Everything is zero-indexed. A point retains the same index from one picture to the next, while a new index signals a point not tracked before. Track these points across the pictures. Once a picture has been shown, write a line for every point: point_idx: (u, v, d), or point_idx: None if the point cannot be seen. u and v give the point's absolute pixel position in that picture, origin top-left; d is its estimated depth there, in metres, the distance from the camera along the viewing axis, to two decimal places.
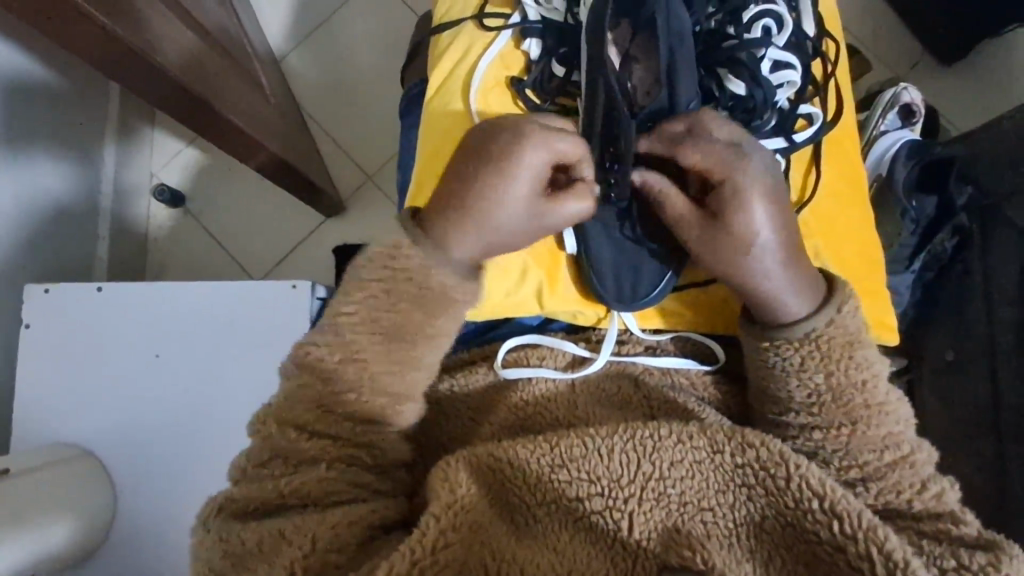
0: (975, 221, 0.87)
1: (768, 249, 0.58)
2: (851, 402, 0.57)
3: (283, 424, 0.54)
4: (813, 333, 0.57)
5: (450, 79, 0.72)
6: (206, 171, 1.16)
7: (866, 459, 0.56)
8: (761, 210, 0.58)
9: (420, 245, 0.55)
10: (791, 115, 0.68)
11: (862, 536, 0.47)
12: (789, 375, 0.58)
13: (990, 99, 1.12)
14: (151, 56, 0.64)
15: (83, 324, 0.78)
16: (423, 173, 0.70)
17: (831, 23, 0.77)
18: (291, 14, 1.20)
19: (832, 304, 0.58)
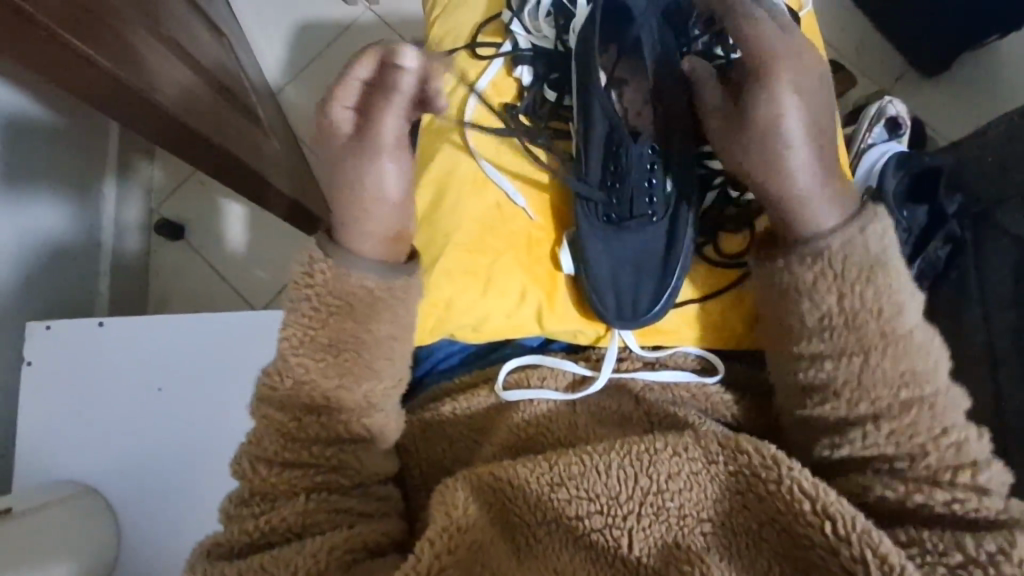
0: (967, 228, 0.88)
1: (800, 150, 0.57)
2: (864, 328, 0.55)
3: (256, 459, 0.55)
4: (828, 251, 0.56)
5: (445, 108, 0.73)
6: (205, 204, 1.17)
7: (880, 394, 0.54)
8: (797, 104, 0.56)
9: (337, 258, 0.55)
10: None
11: (856, 538, 0.46)
12: (801, 298, 0.57)
13: (975, 109, 1.14)
14: (148, 94, 0.66)
15: (85, 359, 0.79)
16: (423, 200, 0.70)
17: (816, 44, 0.78)
18: (287, 49, 1.22)
19: (853, 224, 0.57)
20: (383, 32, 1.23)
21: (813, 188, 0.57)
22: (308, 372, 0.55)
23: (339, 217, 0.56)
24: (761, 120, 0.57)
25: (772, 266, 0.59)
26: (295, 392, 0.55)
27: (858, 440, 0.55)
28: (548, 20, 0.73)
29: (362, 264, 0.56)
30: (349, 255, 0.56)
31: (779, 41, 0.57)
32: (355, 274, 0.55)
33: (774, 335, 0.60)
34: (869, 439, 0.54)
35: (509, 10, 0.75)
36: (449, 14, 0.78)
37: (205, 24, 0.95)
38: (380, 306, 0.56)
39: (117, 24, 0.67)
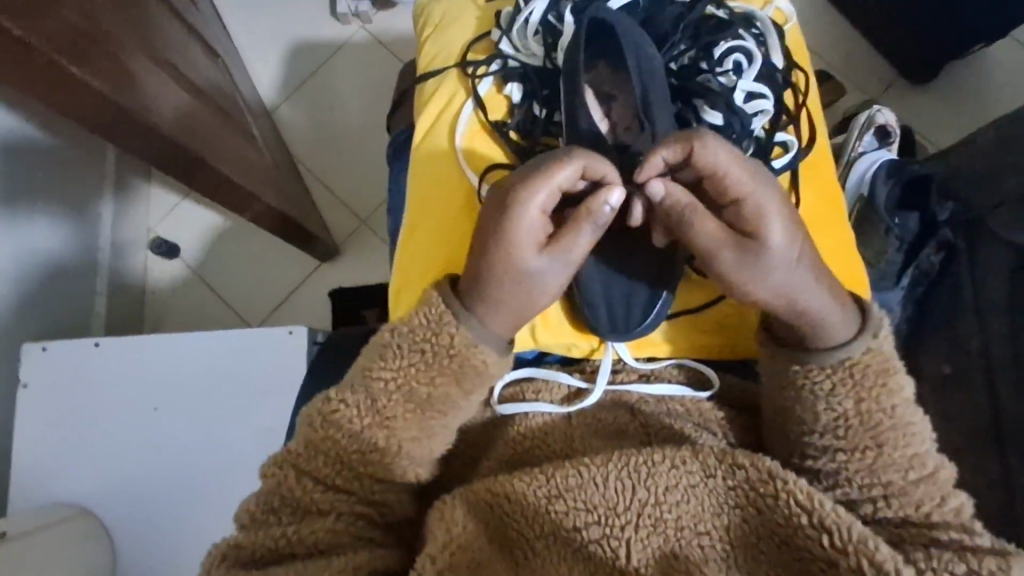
0: (960, 236, 0.89)
1: (803, 274, 0.54)
2: (879, 425, 0.53)
3: (297, 471, 0.56)
4: (847, 361, 0.55)
5: (437, 123, 0.75)
6: (201, 223, 1.18)
7: (889, 479, 0.53)
8: (780, 230, 0.54)
9: (465, 329, 0.58)
10: (767, 144, 0.70)
11: (853, 550, 0.46)
12: (817, 400, 0.55)
13: (967, 118, 1.15)
14: (143, 115, 0.66)
15: (80, 380, 0.79)
16: (416, 215, 0.73)
17: (799, 55, 0.78)
18: (282, 67, 1.24)
19: (866, 331, 0.55)
20: (377, 50, 1.24)
21: (821, 298, 0.55)
22: (389, 404, 0.56)
23: (494, 301, 0.58)
24: (758, 252, 0.54)
25: (789, 372, 0.56)
26: (325, 403, 0.57)
27: (858, 492, 0.54)
28: (537, 38, 0.75)
29: (489, 342, 0.58)
30: (477, 327, 0.58)
31: (745, 171, 0.54)
32: (448, 323, 0.58)
33: (794, 416, 0.56)
34: (878, 513, 0.53)
35: (499, 29, 0.77)
36: (442, 32, 0.80)
37: (201, 45, 0.96)
38: (436, 359, 0.57)
39: (111, 46, 0.67)
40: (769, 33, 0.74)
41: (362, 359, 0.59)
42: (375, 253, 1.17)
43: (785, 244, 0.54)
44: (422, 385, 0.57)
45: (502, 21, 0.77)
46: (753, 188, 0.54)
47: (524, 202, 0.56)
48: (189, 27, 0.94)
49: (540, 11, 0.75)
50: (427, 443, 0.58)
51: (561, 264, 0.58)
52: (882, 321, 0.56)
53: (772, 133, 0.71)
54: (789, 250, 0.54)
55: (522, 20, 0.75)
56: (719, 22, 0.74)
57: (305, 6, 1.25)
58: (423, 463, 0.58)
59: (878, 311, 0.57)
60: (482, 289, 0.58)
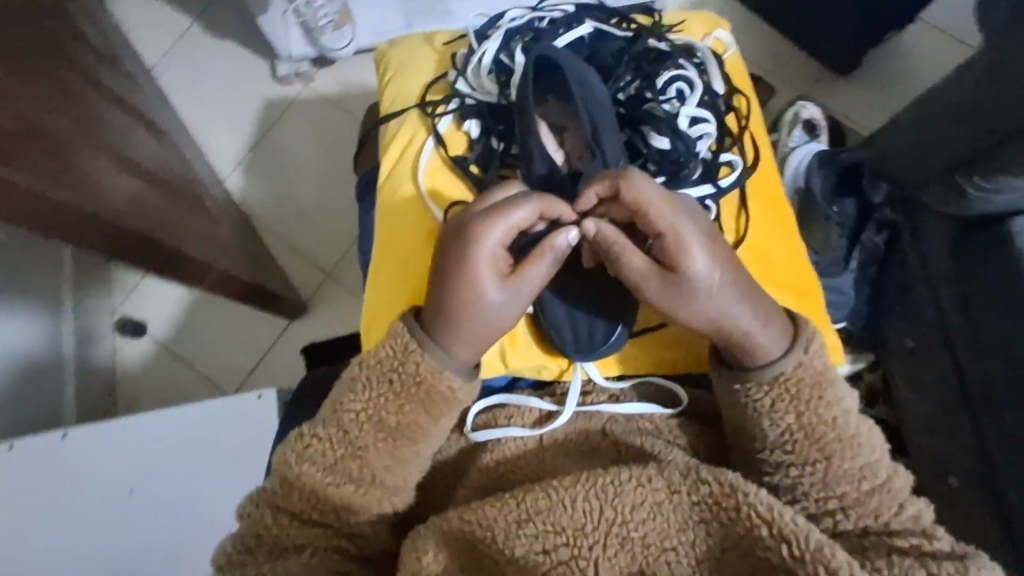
0: (899, 213, 0.93)
1: (730, 301, 0.57)
2: (824, 437, 0.56)
3: (274, 508, 0.56)
4: (781, 376, 0.57)
5: (399, 164, 0.77)
6: (165, 298, 1.19)
7: (843, 490, 0.55)
8: (706, 264, 0.56)
9: (429, 356, 0.58)
10: (714, 163, 0.72)
11: (809, 557, 0.47)
12: (760, 416, 0.58)
13: (895, 101, 1.20)
14: (88, 204, 0.67)
15: (50, 474, 0.75)
16: (383, 250, 0.74)
17: (738, 77, 0.82)
18: (231, 135, 1.26)
19: (797, 346, 0.58)
20: (336, 112, 1.26)
21: (746, 324, 0.57)
22: (361, 434, 0.57)
23: (455, 331, 0.58)
24: (684, 283, 0.57)
25: (731, 391, 0.59)
26: (291, 459, 0.57)
27: (815, 505, 0.56)
28: (491, 77, 0.77)
29: (454, 368, 0.58)
30: (440, 356, 0.58)
31: (673, 208, 0.56)
32: (413, 351, 0.58)
33: (744, 431, 0.59)
34: (839, 525, 0.55)
35: (455, 71, 0.80)
36: (400, 78, 0.83)
37: (144, 125, 0.97)
38: (403, 388, 0.58)
39: (50, 140, 0.68)
40: (708, 63, 0.78)
41: (332, 396, 0.60)
42: (344, 304, 1.18)
43: (710, 276, 0.56)
44: (392, 414, 0.58)
45: (457, 63, 0.80)
46: (682, 223, 0.56)
47: (485, 232, 0.56)
48: (130, 110, 0.95)
49: (492, 52, 0.76)
50: (401, 471, 0.58)
51: (520, 296, 0.58)
52: (813, 335, 0.59)
53: (718, 154, 0.74)
54: (714, 282, 0.56)
55: (476, 61, 0.77)
56: (659, 54, 0.77)
57: (250, 74, 1.28)
58: (398, 491, 0.58)
59: (810, 328, 0.59)
60: (444, 319, 0.58)
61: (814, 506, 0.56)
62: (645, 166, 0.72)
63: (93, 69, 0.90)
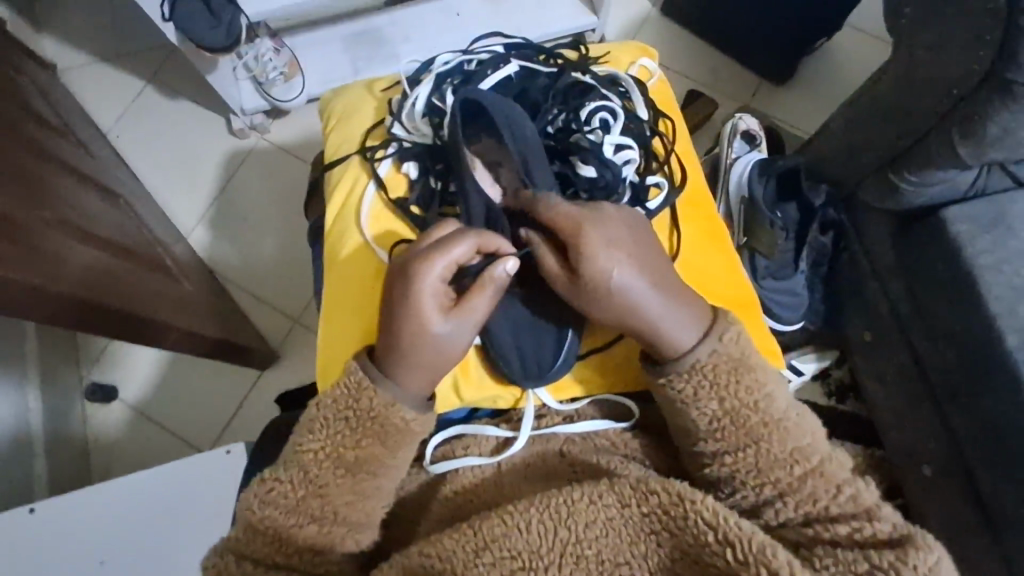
0: (842, 211, 0.96)
1: (639, 293, 0.57)
2: (749, 421, 0.58)
3: (239, 556, 0.57)
4: (697, 364, 0.58)
5: (343, 210, 0.78)
6: (135, 358, 1.18)
7: (777, 475, 0.57)
8: (609, 259, 0.57)
9: (381, 389, 0.58)
10: (641, 188, 0.75)
11: (753, 559, 0.48)
12: (687, 407, 0.59)
13: (829, 103, 1.25)
14: (44, 282, 0.67)
15: (18, 547, 0.76)
16: (332, 296, 0.75)
17: (666, 104, 0.86)
18: (192, 193, 1.27)
19: (713, 333, 0.60)
20: (291, 161, 1.28)
21: (656, 315, 0.58)
22: (321, 472, 0.57)
23: (405, 364, 0.58)
24: (592, 282, 0.57)
25: (656, 383, 0.60)
26: (262, 513, 0.56)
27: (754, 493, 0.57)
28: (425, 120, 0.79)
29: (407, 400, 0.58)
30: (392, 387, 0.58)
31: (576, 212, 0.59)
32: (366, 386, 0.58)
33: (677, 422, 0.60)
34: (780, 515, 0.56)
35: (391, 116, 0.82)
36: (344, 125, 0.85)
37: (101, 194, 0.98)
38: (358, 424, 0.58)
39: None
40: (632, 90, 0.82)
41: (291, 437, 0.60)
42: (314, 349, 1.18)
43: (616, 270, 0.57)
44: (349, 449, 0.58)
45: (393, 108, 0.82)
46: (583, 224, 0.58)
47: (427, 267, 0.57)
48: (83, 178, 0.96)
49: (423, 96, 0.79)
50: (363, 505, 0.58)
51: (467, 326, 0.59)
52: (730, 322, 0.60)
53: (645, 176, 0.77)
54: (621, 276, 0.57)
55: (410, 105, 0.79)
56: (585, 86, 0.80)
57: (205, 132, 1.30)
58: (363, 526, 0.58)
59: (725, 316, 0.61)
60: (394, 353, 0.58)
61: (755, 492, 0.57)
62: (576, 195, 0.74)
63: (43, 142, 0.91)
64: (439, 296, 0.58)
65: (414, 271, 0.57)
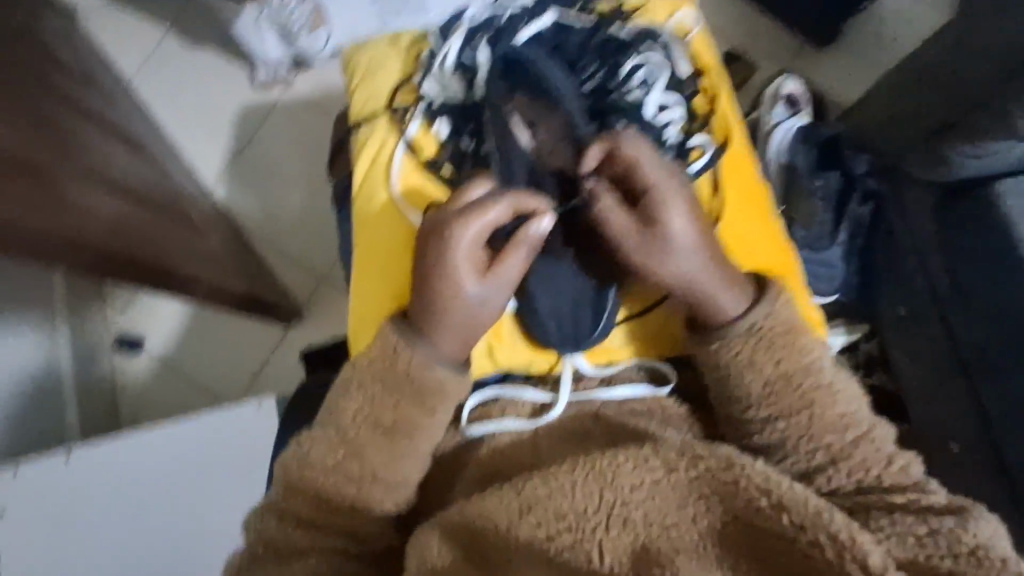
0: (884, 182, 0.91)
1: (703, 257, 0.59)
2: (803, 385, 0.58)
3: (279, 515, 0.58)
4: (754, 327, 0.60)
5: (371, 171, 0.76)
6: (161, 311, 1.18)
7: (830, 440, 0.57)
8: (686, 220, 0.58)
9: (417, 350, 0.58)
10: (683, 149, 0.73)
11: (809, 523, 0.47)
12: (742, 370, 0.59)
13: (873, 70, 1.19)
14: (69, 231, 0.67)
15: (57, 496, 0.76)
16: (363, 261, 0.73)
17: (708, 58, 0.81)
18: (216, 146, 1.25)
19: (768, 299, 0.61)
20: (313, 115, 1.26)
21: (713, 279, 0.59)
22: (358, 434, 0.58)
23: (437, 325, 0.58)
24: (666, 240, 0.58)
25: (711, 347, 0.61)
26: (298, 474, 0.58)
27: (805, 459, 0.58)
28: (456, 75, 0.76)
29: (441, 361, 0.59)
30: (424, 347, 0.58)
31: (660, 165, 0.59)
32: (401, 349, 0.58)
33: (727, 385, 0.60)
34: (833, 482, 0.56)
35: (420, 73, 0.79)
36: (369, 82, 0.82)
37: (125, 144, 0.97)
38: (394, 385, 0.58)
39: (25, 168, 0.67)
40: (672, 46, 0.78)
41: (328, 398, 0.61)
42: (338, 307, 1.18)
43: (689, 232, 0.58)
44: (386, 410, 0.58)
45: (422, 65, 0.79)
46: (667, 179, 0.59)
47: (459, 230, 0.56)
48: (107, 127, 0.94)
49: (455, 51, 0.76)
50: (398, 465, 0.59)
51: (499, 289, 0.58)
52: (783, 289, 0.62)
53: (688, 137, 0.74)
54: (691, 238, 0.59)
55: (439, 63, 0.76)
56: (621, 43, 0.76)
57: (227, 84, 1.27)
58: (398, 488, 0.59)
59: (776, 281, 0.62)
60: (427, 313, 0.58)
61: (806, 459, 0.58)
62: None
63: (67, 89, 0.89)
64: (472, 258, 0.57)
65: (447, 233, 0.57)
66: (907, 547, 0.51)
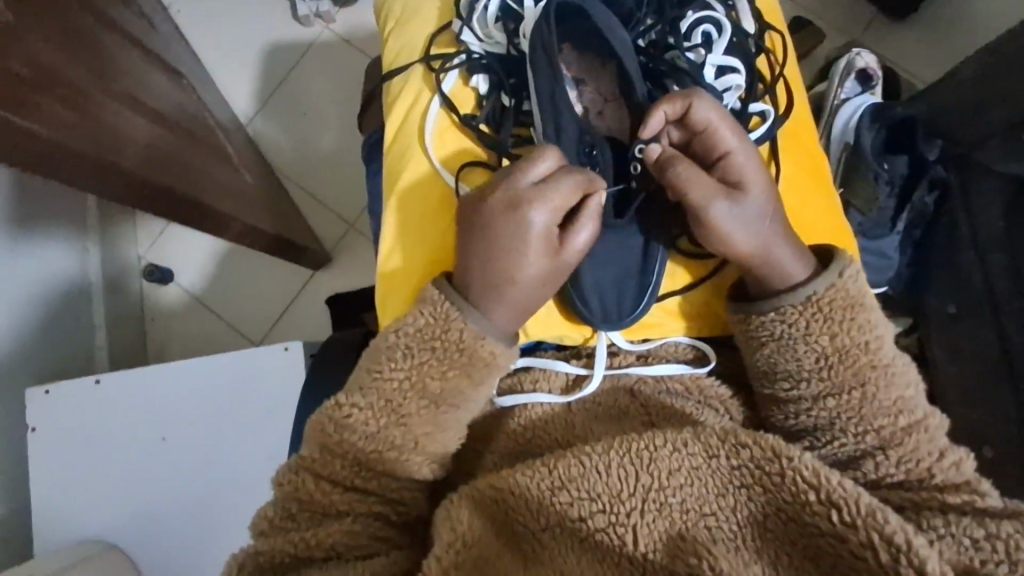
0: (952, 171, 0.87)
1: (777, 221, 0.58)
2: (858, 362, 0.56)
3: (315, 475, 0.56)
4: (813, 297, 0.57)
5: (404, 125, 0.71)
6: (191, 245, 1.18)
7: (881, 424, 0.55)
8: (762, 184, 0.58)
9: (470, 321, 0.57)
10: (742, 115, 0.67)
11: (862, 523, 0.46)
12: (796, 342, 0.57)
13: (951, 51, 1.11)
14: (103, 155, 0.65)
15: (86, 417, 0.79)
16: (391, 219, 0.68)
17: (772, 17, 0.76)
18: (252, 80, 1.22)
19: (833, 269, 0.57)
20: (350, 54, 1.22)
21: (785, 247, 0.58)
22: (404, 402, 0.57)
23: (494, 301, 0.58)
24: (746, 202, 0.57)
25: (763, 319, 0.58)
26: (335, 434, 0.56)
27: (854, 441, 0.56)
28: (498, 26, 0.71)
29: (494, 333, 0.58)
30: (477, 319, 0.58)
31: (733, 128, 0.58)
32: (455, 318, 0.57)
33: (779, 358, 0.57)
34: (881, 469, 0.55)
35: (459, 19, 0.73)
36: (403, 28, 0.77)
37: (162, 68, 0.94)
38: (446, 355, 0.57)
39: (64, 91, 0.65)
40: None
41: (365, 361, 0.59)
42: (367, 256, 1.16)
43: (765, 196, 0.58)
44: (435, 380, 0.57)
45: (462, 12, 0.73)
46: (741, 142, 0.58)
47: (530, 209, 0.56)
48: (146, 52, 0.92)
49: None
50: (441, 437, 0.58)
51: (561, 271, 0.59)
52: (851, 261, 0.58)
53: (748, 103, 0.68)
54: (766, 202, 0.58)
55: (481, 7, 0.71)
56: None
57: (266, 15, 1.23)
58: (439, 457, 0.58)
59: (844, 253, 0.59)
60: (486, 290, 0.58)
61: (856, 441, 0.56)
62: None
63: (107, 8, 0.86)
64: (537, 239, 0.57)
65: (517, 212, 0.57)
66: (961, 550, 0.47)
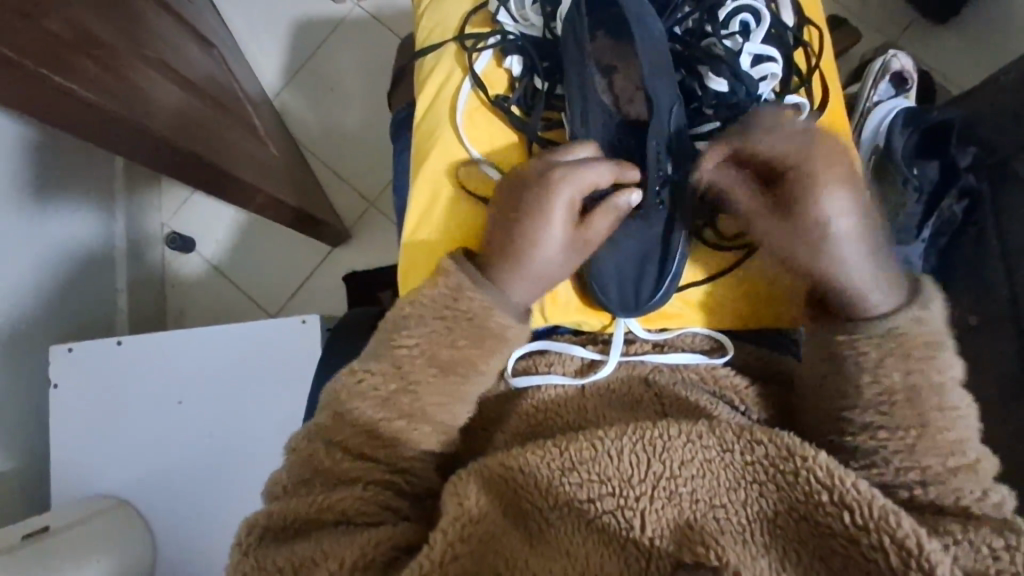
0: (982, 180, 0.85)
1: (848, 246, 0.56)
2: (925, 405, 0.53)
3: (328, 442, 0.57)
4: (895, 331, 0.55)
5: (435, 105, 0.71)
6: (213, 214, 1.19)
7: (929, 463, 0.52)
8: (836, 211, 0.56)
9: (485, 289, 0.59)
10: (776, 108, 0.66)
11: (874, 526, 0.46)
12: (862, 373, 0.55)
13: (996, 61, 1.09)
14: (137, 119, 0.66)
15: (108, 376, 0.81)
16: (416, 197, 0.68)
17: (812, 12, 0.75)
18: (282, 54, 1.22)
19: (917, 301, 0.56)
20: (380, 32, 1.22)
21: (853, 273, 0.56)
22: (412, 368, 0.58)
23: (510, 270, 0.60)
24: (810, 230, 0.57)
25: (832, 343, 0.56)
26: (349, 410, 0.57)
27: (893, 475, 0.53)
28: (536, 8, 0.71)
29: (507, 304, 0.60)
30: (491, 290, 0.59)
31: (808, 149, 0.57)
32: (466, 289, 0.59)
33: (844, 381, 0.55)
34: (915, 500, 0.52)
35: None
36: (438, 5, 0.76)
37: (194, 37, 0.94)
38: (455, 324, 0.59)
39: (99, 52, 0.66)
40: None
41: (380, 335, 0.60)
42: (388, 233, 1.17)
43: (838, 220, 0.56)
44: (446, 349, 0.58)
45: None
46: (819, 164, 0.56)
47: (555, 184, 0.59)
48: (181, 20, 0.93)
49: None
50: (454, 408, 0.58)
51: (576, 248, 0.61)
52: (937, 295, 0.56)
53: (783, 95, 0.67)
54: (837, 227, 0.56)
55: None
56: None
57: None
58: (449, 428, 0.59)
59: (931, 288, 0.57)
60: (505, 259, 0.60)
61: (896, 476, 0.53)
62: (700, 111, 0.67)
63: None
64: (559, 213, 0.60)
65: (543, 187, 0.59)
66: (978, 558, 0.47)
